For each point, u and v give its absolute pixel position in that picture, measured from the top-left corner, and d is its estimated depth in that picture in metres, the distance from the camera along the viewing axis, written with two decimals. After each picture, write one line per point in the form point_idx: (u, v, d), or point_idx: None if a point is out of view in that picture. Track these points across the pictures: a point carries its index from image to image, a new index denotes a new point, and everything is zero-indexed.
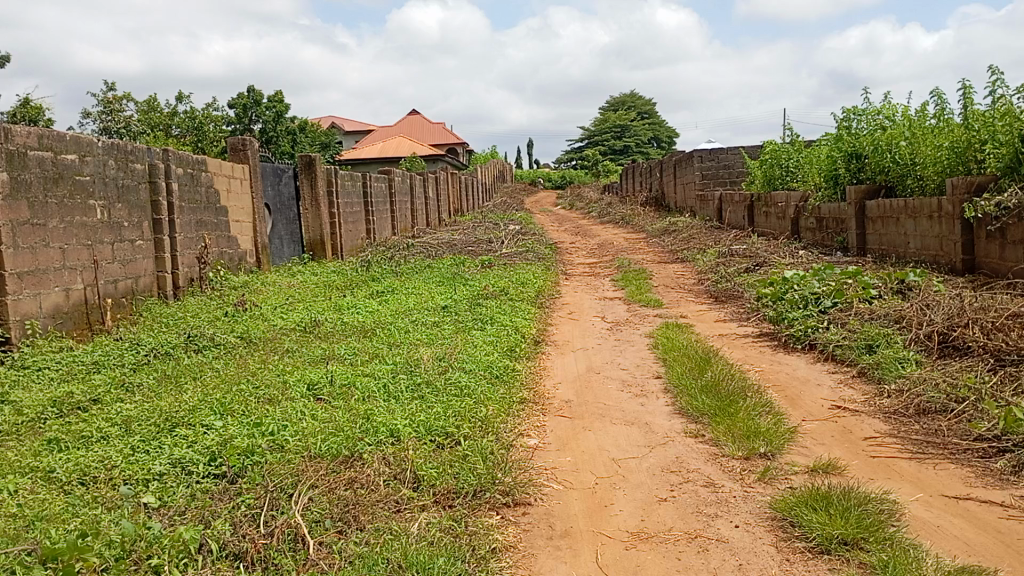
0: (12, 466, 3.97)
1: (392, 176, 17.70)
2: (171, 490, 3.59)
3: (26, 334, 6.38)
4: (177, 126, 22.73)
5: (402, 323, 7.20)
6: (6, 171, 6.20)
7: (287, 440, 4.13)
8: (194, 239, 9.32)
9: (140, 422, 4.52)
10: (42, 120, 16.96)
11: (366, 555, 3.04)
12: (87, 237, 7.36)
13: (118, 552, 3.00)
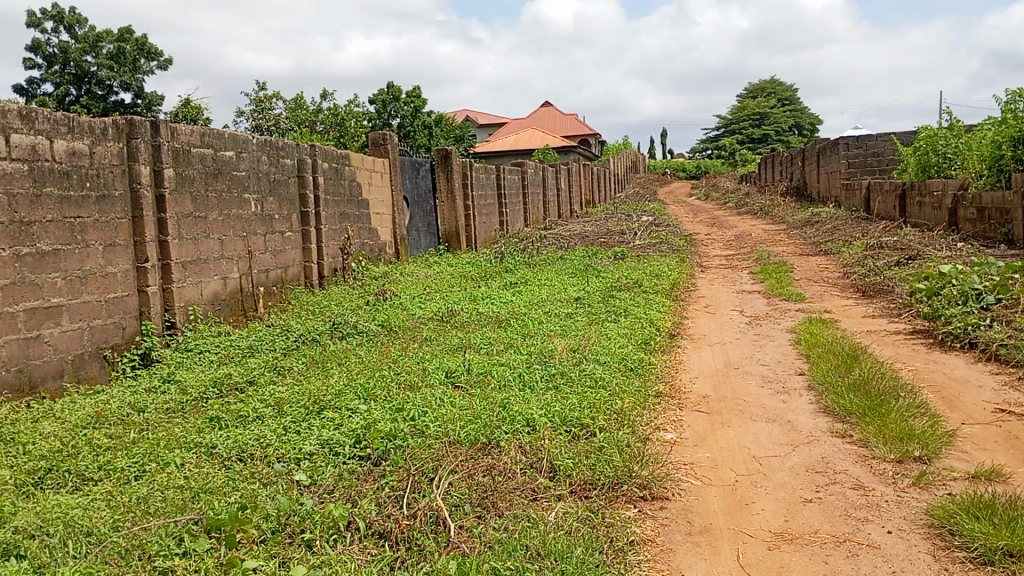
0: (179, 441, 4.30)
1: (524, 168, 17.86)
2: (321, 469, 3.79)
3: (189, 319, 6.89)
4: (322, 122, 23.76)
5: (538, 314, 7.28)
6: (172, 167, 6.70)
7: (428, 425, 4.27)
8: (338, 230, 9.75)
9: (291, 404, 4.79)
10: (199, 118, 18.10)
11: (506, 540, 3.10)
12: (243, 229, 7.84)
13: (274, 525, 3.20)
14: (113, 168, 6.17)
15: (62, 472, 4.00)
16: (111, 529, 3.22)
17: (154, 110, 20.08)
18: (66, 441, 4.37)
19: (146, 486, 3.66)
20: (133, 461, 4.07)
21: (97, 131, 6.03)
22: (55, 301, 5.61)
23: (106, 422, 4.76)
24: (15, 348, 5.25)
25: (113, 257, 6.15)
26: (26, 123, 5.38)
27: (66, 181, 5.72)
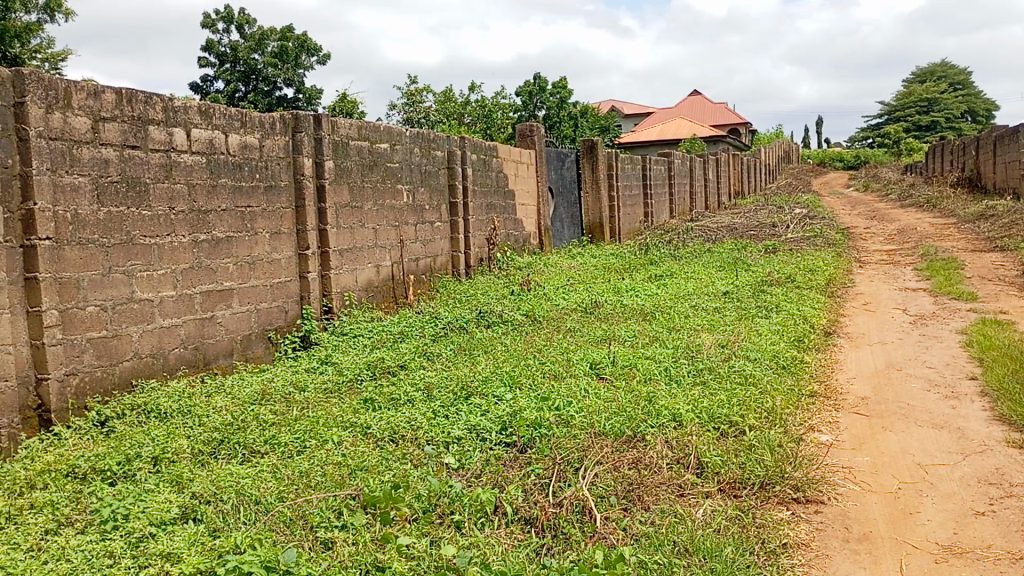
0: (337, 420, 4.54)
1: (671, 159, 17.55)
2: (468, 453, 3.90)
3: (344, 304, 7.26)
4: (469, 114, 24.19)
5: (685, 308, 7.15)
6: (332, 160, 7.04)
7: (573, 415, 4.29)
8: (484, 221, 9.95)
9: (440, 389, 4.95)
10: (356, 113, 18.84)
11: (652, 535, 3.09)
12: (395, 218, 8.14)
13: (425, 505, 3.32)
14: (279, 161, 6.57)
15: (233, 444, 4.32)
16: (276, 499, 3.46)
17: (314, 104, 21.05)
18: (236, 415, 4.70)
19: (307, 461, 3.89)
20: (295, 437, 4.34)
21: (266, 125, 6.42)
22: (228, 285, 6.05)
23: (271, 399, 5.09)
24: (191, 327, 5.71)
25: (278, 244, 6.57)
26: (205, 119, 5.80)
27: (238, 172, 6.13)
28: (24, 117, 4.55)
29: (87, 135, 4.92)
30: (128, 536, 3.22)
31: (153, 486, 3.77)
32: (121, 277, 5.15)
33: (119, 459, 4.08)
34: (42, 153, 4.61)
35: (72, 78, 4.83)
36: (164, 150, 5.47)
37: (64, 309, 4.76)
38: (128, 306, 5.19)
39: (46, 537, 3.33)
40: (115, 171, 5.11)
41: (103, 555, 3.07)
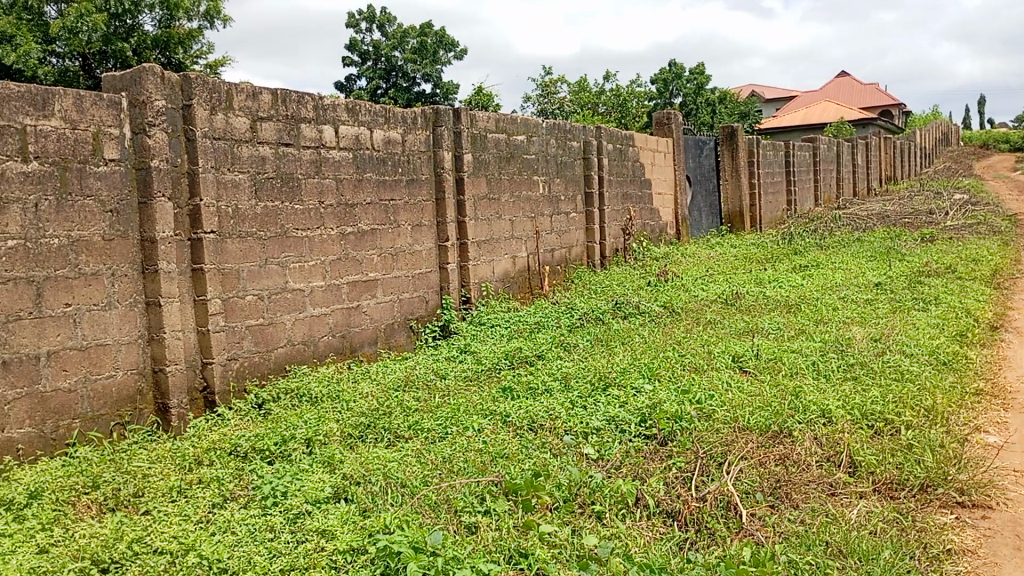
0: (477, 408, 4.64)
1: (817, 144, 16.80)
2: (608, 444, 3.90)
3: (482, 295, 7.39)
4: (605, 104, 23.98)
5: (833, 299, 6.85)
6: (470, 152, 7.17)
7: (715, 409, 4.20)
8: (620, 211, 9.88)
9: (578, 379, 4.96)
10: (492, 106, 19.07)
11: (803, 534, 2.99)
12: (532, 209, 8.21)
13: (566, 494, 3.35)
14: (420, 154, 6.76)
15: (380, 428, 4.49)
16: (421, 483, 3.58)
17: (451, 98, 21.49)
18: (382, 401, 4.89)
19: (449, 447, 4.00)
20: (437, 423, 4.47)
21: (408, 120, 6.61)
22: (372, 276, 6.29)
23: (414, 386, 5.26)
24: (339, 316, 5.98)
25: (419, 236, 6.77)
26: (351, 116, 6.04)
27: (382, 167, 6.35)
28: (191, 118, 4.88)
29: (245, 134, 5.23)
30: (287, 512, 3.42)
31: (307, 466, 3.99)
32: (276, 268, 5.45)
33: (276, 439, 4.34)
34: (206, 151, 4.94)
35: (232, 81, 5.14)
36: (314, 146, 5.73)
37: (226, 297, 5.10)
38: (282, 294, 5.49)
39: (213, 510, 3.59)
40: (270, 167, 5.40)
41: (264, 529, 3.28)
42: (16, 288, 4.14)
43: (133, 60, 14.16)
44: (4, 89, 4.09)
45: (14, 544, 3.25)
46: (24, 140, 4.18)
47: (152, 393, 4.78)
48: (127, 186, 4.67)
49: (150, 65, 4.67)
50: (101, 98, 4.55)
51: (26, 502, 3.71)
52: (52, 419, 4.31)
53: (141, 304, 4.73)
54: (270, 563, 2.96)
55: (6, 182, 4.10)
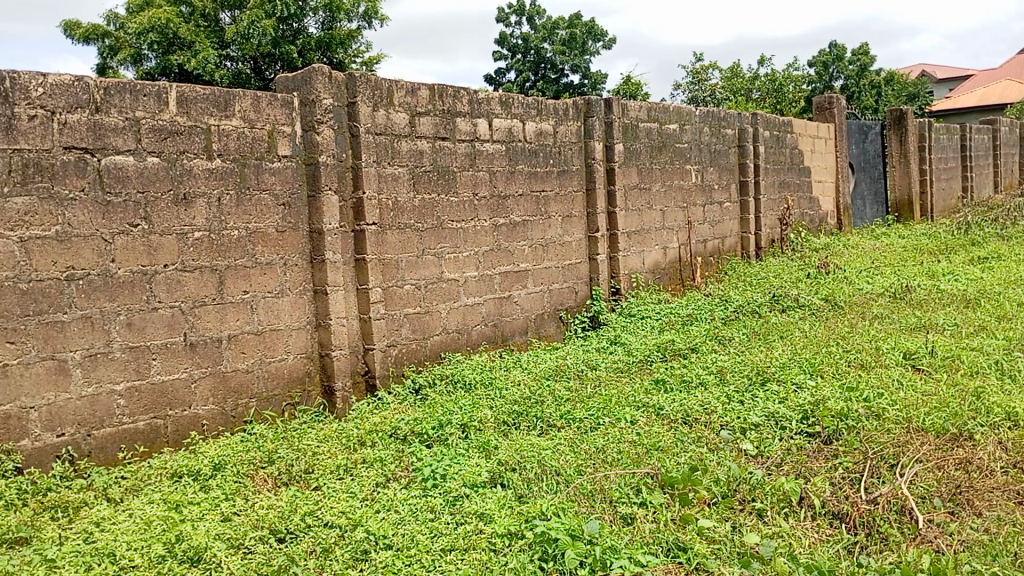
0: (631, 399, 4.62)
1: (997, 126, 15.53)
2: (768, 441, 3.79)
3: (632, 286, 7.34)
4: (759, 90, 23.12)
5: (1018, 294, 6.33)
6: (622, 142, 7.12)
7: (886, 408, 3.98)
8: (777, 201, 9.53)
9: (734, 373, 4.84)
10: (642, 95, 18.80)
11: (988, 544, 2.81)
12: (684, 199, 8.06)
13: (725, 489, 3.29)
14: (572, 146, 6.78)
15: (532, 417, 4.56)
16: (575, 472, 3.61)
17: (599, 88, 21.33)
18: (534, 390, 4.96)
19: (603, 438, 4.00)
20: (589, 414, 4.49)
21: (560, 112, 6.64)
22: (524, 266, 6.38)
23: (565, 376, 5.31)
24: (492, 306, 6.11)
25: (570, 227, 6.81)
26: (505, 109, 6.13)
27: (534, 158, 6.42)
28: (355, 115, 5.11)
29: (405, 129, 5.42)
30: (447, 494, 3.54)
31: (464, 451, 4.11)
32: (433, 258, 5.64)
33: (434, 424, 4.48)
34: (369, 146, 5.16)
35: (394, 78, 5.33)
36: (469, 140, 5.87)
37: (386, 286, 5.32)
38: (438, 285, 5.67)
39: (377, 488, 3.77)
40: (428, 161, 5.58)
41: (425, 509, 3.41)
42: (202, 276, 4.49)
43: (299, 61, 14.93)
44: (192, 92, 4.43)
45: (202, 511, 3.54)
46: (208, 139, 4.51)
47: (319, 376, 5.08)
48: (298, 181, 4.95)
49: (320, 66, 4.92)
50: (275, 98, 4.84)
51: (211, 473, 4.03)
52: (231, 398, 4.66)
53: (309, 292, 5.02)
54: (432, 542, 3.08)
55: (193, 178, 4.45)
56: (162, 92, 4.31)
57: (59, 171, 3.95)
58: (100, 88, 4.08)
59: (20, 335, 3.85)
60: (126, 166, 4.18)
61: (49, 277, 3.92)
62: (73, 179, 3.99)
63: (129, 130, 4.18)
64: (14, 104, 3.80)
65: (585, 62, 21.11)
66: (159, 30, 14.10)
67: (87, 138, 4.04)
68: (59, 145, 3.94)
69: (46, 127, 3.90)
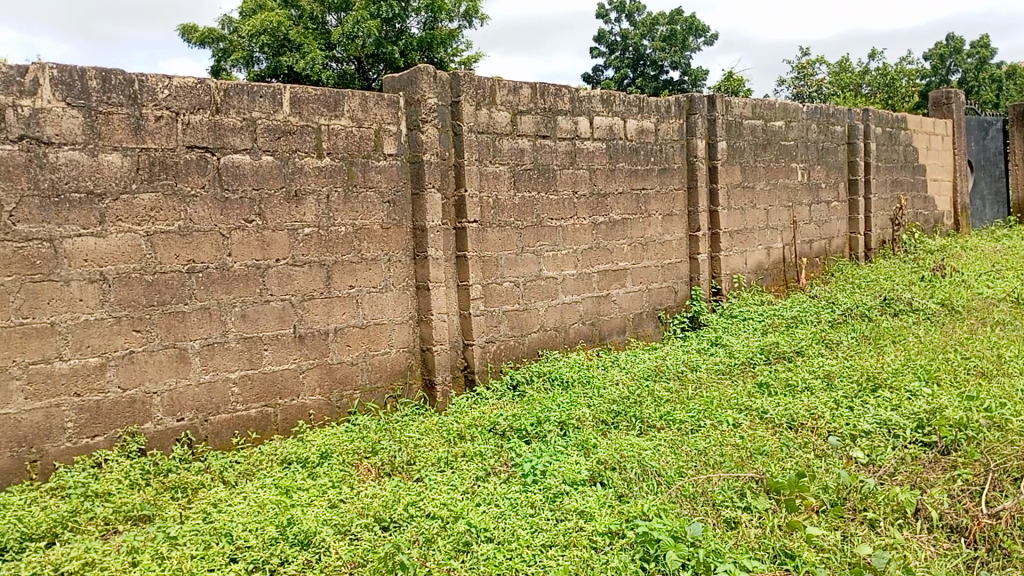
0: (733, 402, 4.54)
1: None
2: (880, 449, 3.67)
3: (734, 287, 7.19)
4: (869, 85, 22.24)
5: None
6: (725, 140, 6.98)
7: (1009, 419, 3.78)
8: (888, 200, 9.17)
9: (842, 378, 4.69)
10: (744, 92, 18.37)
11: None
12: (789, 198, 7.84)
13: (833, 497, 3.22)
14: (673, 143, 6.70)
15: (631, 417, 4.53)
16: (676, 473, 3.57)
17: (699, 85, 20.96)
18: (632, 390, 4.93)
19: (704, 441, 3.94)
20: (690, 415, 4.43)
21: (662, 109, 6.57)
22: (623, 265, 6.34)
23: (665, 376, 5.25)
24: (590, 304, 6.10)
25: (670, 225, 6.73)
26: (606, 107, 6.10)
27: (635, 156, 6.37)
28: (459, 114, 5.17)
29: (507, 128, 5.46)
30: (546, 490, 3.57)
31: (563, 448, 4.12)
32: (532, 256, 5.67)
33: (532, 420, 4.51)
34: (472, 145, 5.23)
35: (497, 77, 5.38)
36: (570, 138, 5.87)
37: (486, 283, 5.39)
38: (536, 282, 5.70)
39: (478, 482, 3.83)
40: (529, 159, 5.61)
41: (526, 504, 3.44)
42: (311, 271, 4.66)
43: (400, 61, 15.24)
44: (304, 93, 4.59)
45: (311, 497, 3.67)
46: (318, 138, 4.66)
47: (420, 370, 5.18)
48: (403, 179, 5.06)
49: (425, 66, 5.01)
50: (382, 98, 4.95)
51: (318, 461, 4.17)
52: (337, 389, 4.81)
53: (412, 288, 5.13)
54: (533, 537, 3.11)
55: (304, 176, 4.61)
56: (277, 93, 4.48)
57: (182, 168, 4.15)
58: (220, 90, 4.27)
59: (146, 324, 4.06)
60: (243, 165, 4.36)
61: (172, 270, 4.13)
62: (195, 177, 4.19)
63: (247, 130, 4.37)
64: (142, 105, 4.01)
65: (685, 59, 20.75)
66: (270, 32, 14.62)
67: (208, 138, 4.23)
68: (182, 144, 4.14)
69: (171, 128, 4.10)
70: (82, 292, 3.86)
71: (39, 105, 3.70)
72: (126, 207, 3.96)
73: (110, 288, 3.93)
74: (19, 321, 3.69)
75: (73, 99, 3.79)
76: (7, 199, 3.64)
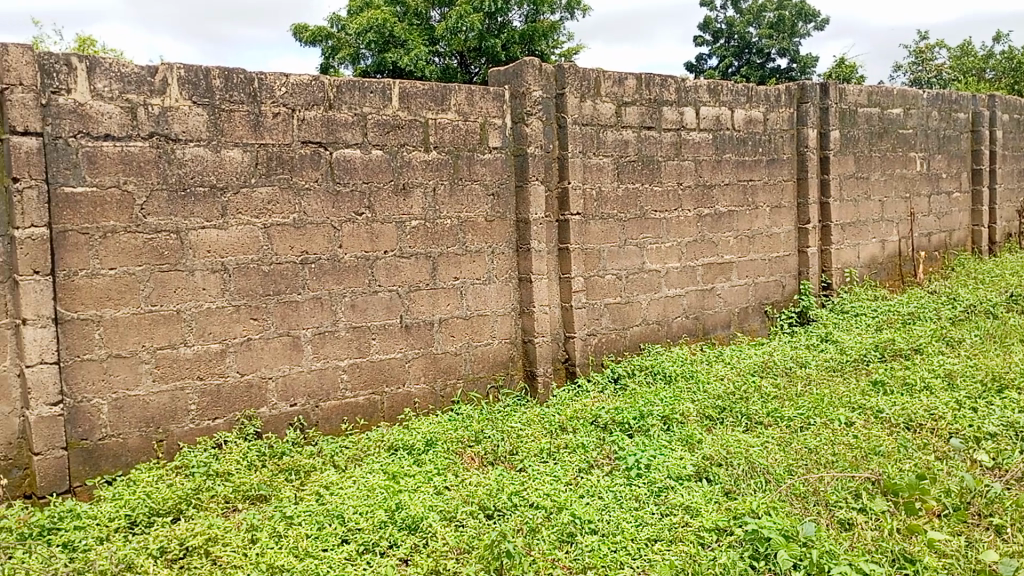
0: (845, 400, 4.39)
1: None
2: (1006, 452, 3.49)
3: (845, 281, 6.94)
4: (994, 69, 21.01)
5: None
6: (838, 129, 6.74)
7: None
8: (1016, 191, 8.66)
9: (965, 378, 4.47)
10: (856, 79, 17.65)
11: None
12: (906, 189, 7.50)
13: (956, 502, 3.09)
14: (783, 133, 6.51)
15: (737, 413, 4.44)
16: (785, 472, 3.48)
17: (808, 73, 20.26)
18: (738, 385, 4.82)
19: (815, 439, 3.83)
20: (799, 413, 4.30)
21: (772, 98, 6.39)
22: (729, 258, 6.21)
23: (772, 372, 5.12)
24: (694, 298, 6.00)
25: (779, 218, 6.55)
26: (713, 96, 5.98)
27: (743, 147, 6.22)
28: (563, 106, 5.17)
29: (611, 119, 5.43)
30: (651, 484, 3.54)
31: (667, 443, 4.08)
32: (635, 248, 5.62)
33: (635, 414, 4.48)
34: (576, 137, 5.22)
35: (601, 68, 5.35)
36: (675, 129, 5.79)
37: (588, 276, 5.38)
38: (639, 275, 5.66)
39: (581, 474, 3.84)
40: (633, 151, 5.56)
41: (630, 498, 3.43)
42: (418, 262, 4.76)
43: (502, 54, 15.33)
44: (412, 88, 4.68)
45: (417, 483, 3.75)
46: (426, 132, 4.75)
47: (522, 361, 5.23)
48: (507, 172, 5.10)
49: (531, 59, 5.02)
50: (488, 91, 4.99)
51: (423, 448, 4.26)
52: (441, 378, 4.91)
53: (514, 280, 5.17)
54: (638, 530, 3.11)
55: (412, 170, 4.71)
56: (386, 89, 4.58)
57: (297, 163, 4.30)
58: (334, 86, 4.40)
59: (262, 312, 4.23)
60: (354, 159, 4.49)
61: (287, 260, 4.29)
62: (308, 171, 4.34)
63: (357, 125, 4.49)
64: (261, 103, 4.18)
65: (794, 45, 20.09)
66: (376, 29, 14.93)
67: (321, 133, 4.37)
68: (297, 139, 4.29)
69: (287, 124, 4.26)
70: (205, 281, 4.05)
71: (168, 103, 3.90)
72: (245, 201, 4.14)
73: (230, 278, 4.12)
74: (148, 308, 3.90)
75: (198, 97, 3.97)
76: (139, 192, 3.84)
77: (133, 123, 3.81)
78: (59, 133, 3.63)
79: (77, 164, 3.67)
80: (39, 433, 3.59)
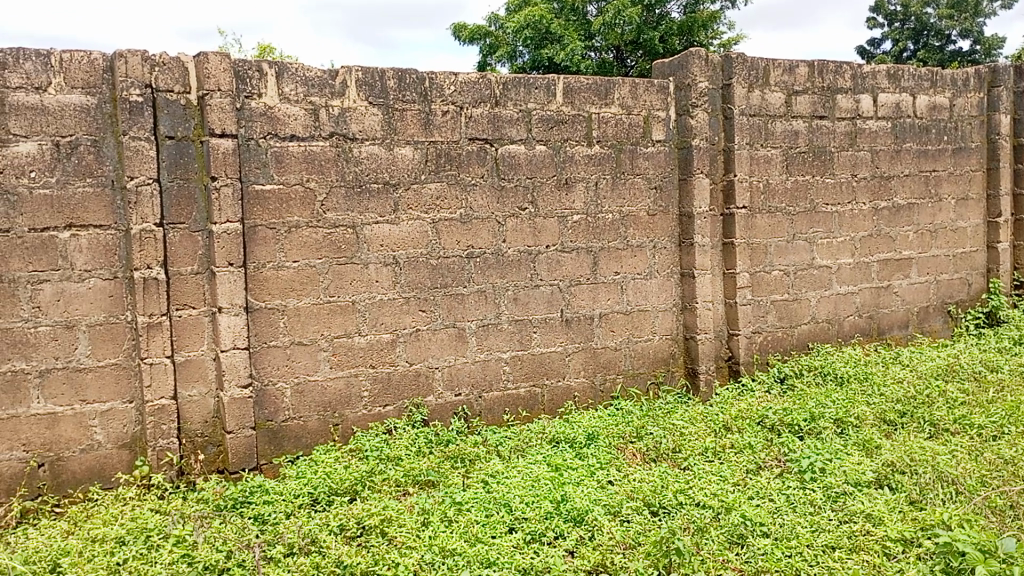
0: None
1: None
2: None
3: None
4: None
5: None
6: None
7: None
8: None
9: None
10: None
11: None
12: None
13: None
14: (971, 119, 6.04)
15: (919, 419, 4.18)
16: (979, 484, 3.25)
17: (995, 53, 18.73)
18: (919, 389, 4.53)
19: (1011, 449, 3.55)
20: (991, 421, 4.00)
21: (959, 82, 5.94)
22: (908, 253, 5.84)
23: (959, 376, 4.78)
24: (868, 296, 5.69)
25: (965, 211, 6.08)
26: (893, 82, 5.64)
27: (925, 135, 5.82)
28: (730, 96, 5.03)
29: (781, 109, 5.23)
30: (827, 489, 3.39)
31: (842, 447, 3.90)
32: (805, 243, 5.39)
33: (806, 416, 4.29)
34: (744, 128, 5.06)
35: (771, 56, 5.15)
36: (850, 118, 5.50)
37: (754, 271, 5.21)
38: (808, 271, 5.42)
39: (749, 475, 3.72)
40: (803, 141, 5.33)
41: (805, 502, 3.30)
42: (579, 257, 4.77)
43: (661, 47, 15.09)
44: (577, 83, 4.69)
45: (581, 476, 3.76)
46: (589, 127, 4.75)
47: (683, 358, 5.14)
48: (671, 165, 5.01)
49: (698, 50, 4.91)
50: (653, 84, 4.91)
51: (585, 442, 4.27)
52: (601, 372, 4.90)
53: (676, 275, 5.09)
54: (814, 536, 2.99)
55: (575, 164, 4.72)
56: (551, 84, 4.61)
57: (465, 160, 4.41)
58: (500, 83, 4.48)
59: (431, 304, 4.38)
60: (518, 155, 4.55)
61: (454, 254, 4.42)
62: (475, 167, 4.44)
63: (522, 121, 4.55)
64: (432, 101, 4.30)
65: (978, 25, 18.60)
66: (533, 25, 15.07)
67: (488, 130, 4.46)
68: (465, 136, 4.40)
69: (456, 121, 4.37)
70: (379, 274, 4.24)
71: (347, 104, 4.10)
72: (415, 196, 4.29)
73: (401, 271, 4.29)
74: (327, 298, 4.13)
75: (374, 98, 4.15)
76: (320, 189, 4.06)
77: (316, 124, 4.04)
78: (252, 135, 3.89)
79: (266, 164, 3.93)
80: (232, 413, 3.87)
